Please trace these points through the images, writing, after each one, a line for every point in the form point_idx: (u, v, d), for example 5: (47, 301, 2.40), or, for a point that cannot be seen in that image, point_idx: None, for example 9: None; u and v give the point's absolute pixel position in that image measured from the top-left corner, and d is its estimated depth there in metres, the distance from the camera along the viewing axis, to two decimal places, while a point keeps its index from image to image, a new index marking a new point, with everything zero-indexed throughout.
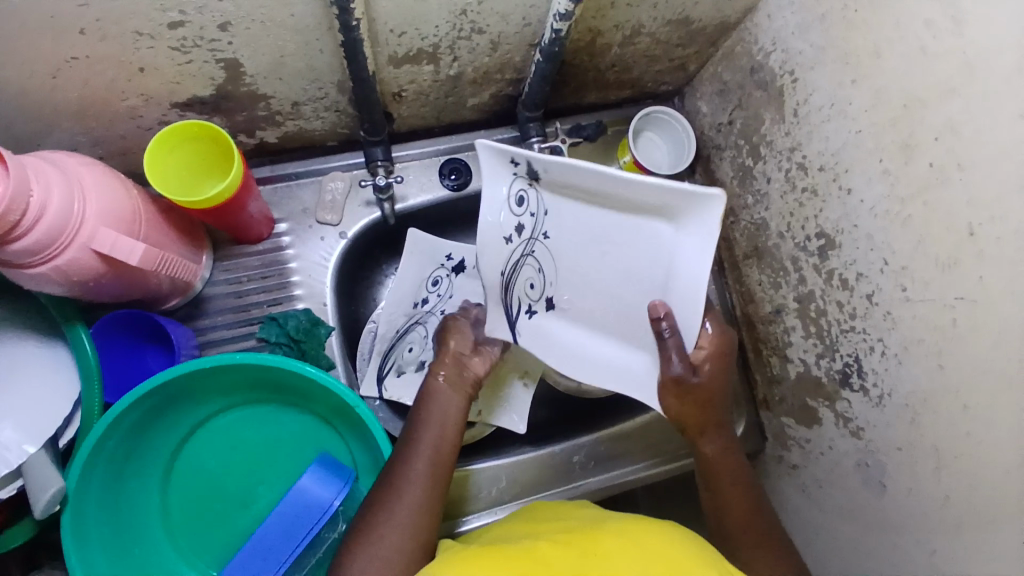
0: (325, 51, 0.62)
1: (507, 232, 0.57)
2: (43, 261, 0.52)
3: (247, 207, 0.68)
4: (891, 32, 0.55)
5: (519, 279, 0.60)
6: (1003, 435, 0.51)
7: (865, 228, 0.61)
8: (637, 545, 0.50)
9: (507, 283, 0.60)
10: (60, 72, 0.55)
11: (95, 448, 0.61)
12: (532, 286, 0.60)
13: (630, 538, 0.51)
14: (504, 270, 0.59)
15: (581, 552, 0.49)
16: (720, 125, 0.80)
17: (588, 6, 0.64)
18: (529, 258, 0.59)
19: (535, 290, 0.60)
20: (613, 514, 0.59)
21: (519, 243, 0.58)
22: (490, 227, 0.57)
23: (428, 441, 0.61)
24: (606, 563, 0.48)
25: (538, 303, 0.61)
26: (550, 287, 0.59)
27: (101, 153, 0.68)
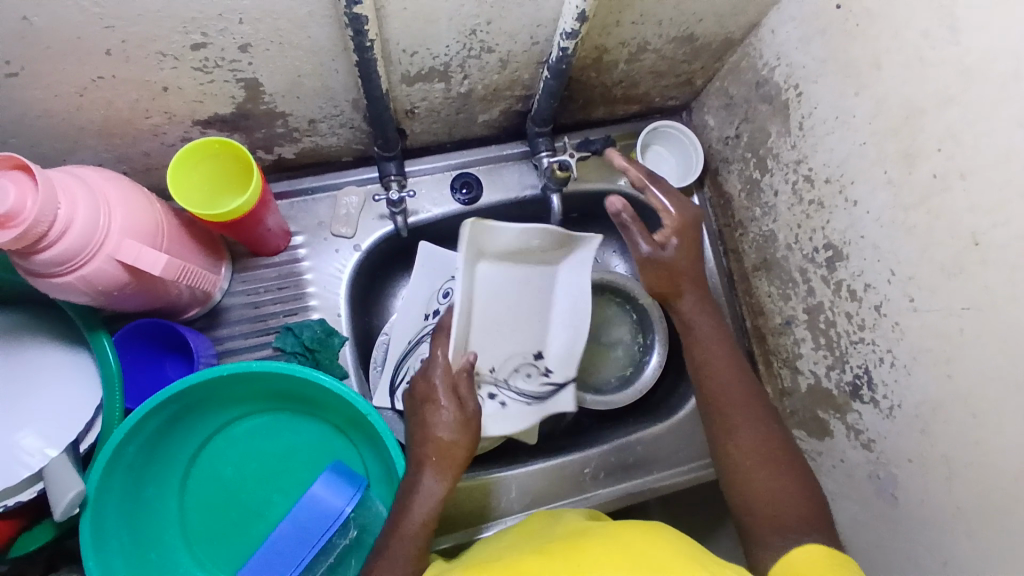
0: (340, 71, 0.64)
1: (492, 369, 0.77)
2: (70, 271, 0.54)
3: (265, 220, 0.71)
4: (891, 44, 0.55)
5: (519, 379, 0.79)
6: (1013, 444, 0.50)
7: (871, 238, 0.62)
8: (623, 552, 0.49)
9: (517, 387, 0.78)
10: (86, 91, 0.58)
11: (115, 453, 0.63)
12: (529, 376, 0.79)
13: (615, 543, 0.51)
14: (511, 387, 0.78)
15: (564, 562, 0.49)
16: (727, 138, 0.81)
17: (594, 24, 0.65)
18: (513, 378, 0.78)
19: (531, 374, 0.79)
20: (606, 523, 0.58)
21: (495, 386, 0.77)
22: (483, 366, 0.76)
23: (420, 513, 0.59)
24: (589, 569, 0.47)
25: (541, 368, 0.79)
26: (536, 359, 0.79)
27: (125, 169, 0.71)
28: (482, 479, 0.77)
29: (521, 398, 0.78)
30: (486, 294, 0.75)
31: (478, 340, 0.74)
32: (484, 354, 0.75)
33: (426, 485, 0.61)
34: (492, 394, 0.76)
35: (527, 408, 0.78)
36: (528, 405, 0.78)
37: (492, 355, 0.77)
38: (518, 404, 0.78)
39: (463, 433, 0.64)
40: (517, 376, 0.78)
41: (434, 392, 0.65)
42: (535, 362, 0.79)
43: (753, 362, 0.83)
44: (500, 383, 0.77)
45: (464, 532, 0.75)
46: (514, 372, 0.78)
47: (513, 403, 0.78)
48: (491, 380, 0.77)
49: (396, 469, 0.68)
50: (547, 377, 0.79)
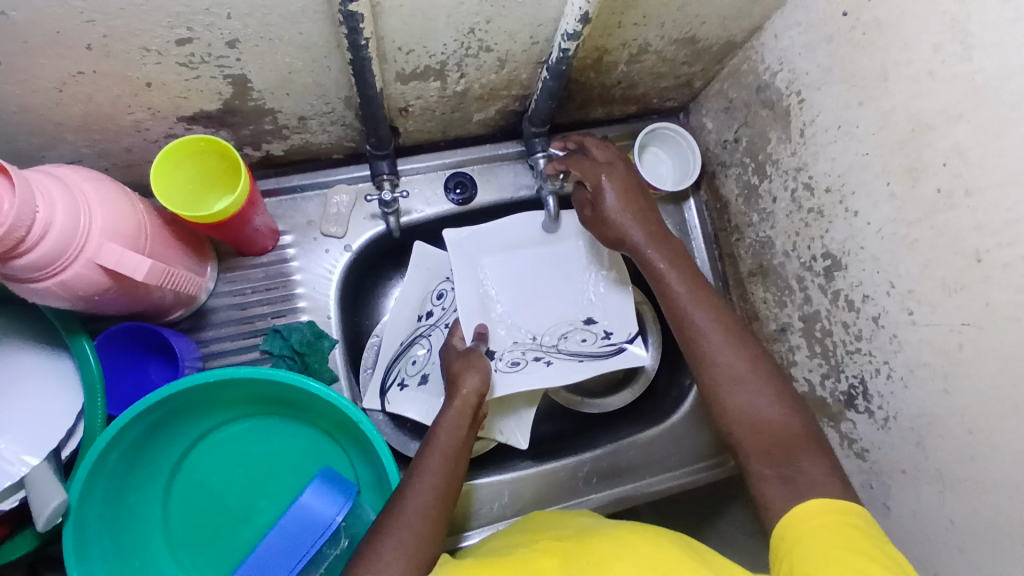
0: (333, 68, 0.62)
1: (530, 334, 0.78)
2: (48, 276, 0.52)
3: (253, 221, 0.68)
4: (899, 55, 0.55)
5: (573, 337, 0.78)
6: (1009, 461, 0.50)
7: (871, 250, 0.61)
8: (631, 551, 0.49)
9: (566, 347, 0.78)
10: (65, 87, 0.55)
11: (96, 463, 0.61)
12: (584, 338, 0.78)
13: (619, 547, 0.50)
14: (559, 349, 0.78)
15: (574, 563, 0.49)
16: (726, 142, 0.80)
17: (596, 26, 0.64)
18: (565, 338, 0.78)
19: (588, 338, 0.78)
20: (610, 522, 0.59)
21: (539, 343, 0.78)
22: (510, 338, 0.78)
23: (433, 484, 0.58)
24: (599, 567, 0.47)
25: (591, 327, 0.79)
26: (575, 321, 0.79)
27: (106, 165, 0.68)
28: (470, 484, 0.77)
29: (573, 358, 0.77)
30: (501, 276, 0.79)
31: (505, 315, 0.78)
32: (519, 324, 0.78)
33: (447, 423, 0.64)
34: (536, 357, 0.77)
35: (578, 365, 0.76)
36: (580, 361, 0.77)
37: (531, 324, 0.79)
38: (569, 364, 0.76)
39: (483, 384, 0.67)
40: (567, 341, 0.78)
41: (453, 363, 0.71)
42: (587, 326, 0.79)
43: None
44: (548, 348, 0.78)
45: (456, 536, 0.74)
46: (563, 337, 0.78)
47: (560, 362, 0.77)
48: (531, 344, 0.78)
49: (387, 478, 0.67)
50: (608, 338, 0.78)
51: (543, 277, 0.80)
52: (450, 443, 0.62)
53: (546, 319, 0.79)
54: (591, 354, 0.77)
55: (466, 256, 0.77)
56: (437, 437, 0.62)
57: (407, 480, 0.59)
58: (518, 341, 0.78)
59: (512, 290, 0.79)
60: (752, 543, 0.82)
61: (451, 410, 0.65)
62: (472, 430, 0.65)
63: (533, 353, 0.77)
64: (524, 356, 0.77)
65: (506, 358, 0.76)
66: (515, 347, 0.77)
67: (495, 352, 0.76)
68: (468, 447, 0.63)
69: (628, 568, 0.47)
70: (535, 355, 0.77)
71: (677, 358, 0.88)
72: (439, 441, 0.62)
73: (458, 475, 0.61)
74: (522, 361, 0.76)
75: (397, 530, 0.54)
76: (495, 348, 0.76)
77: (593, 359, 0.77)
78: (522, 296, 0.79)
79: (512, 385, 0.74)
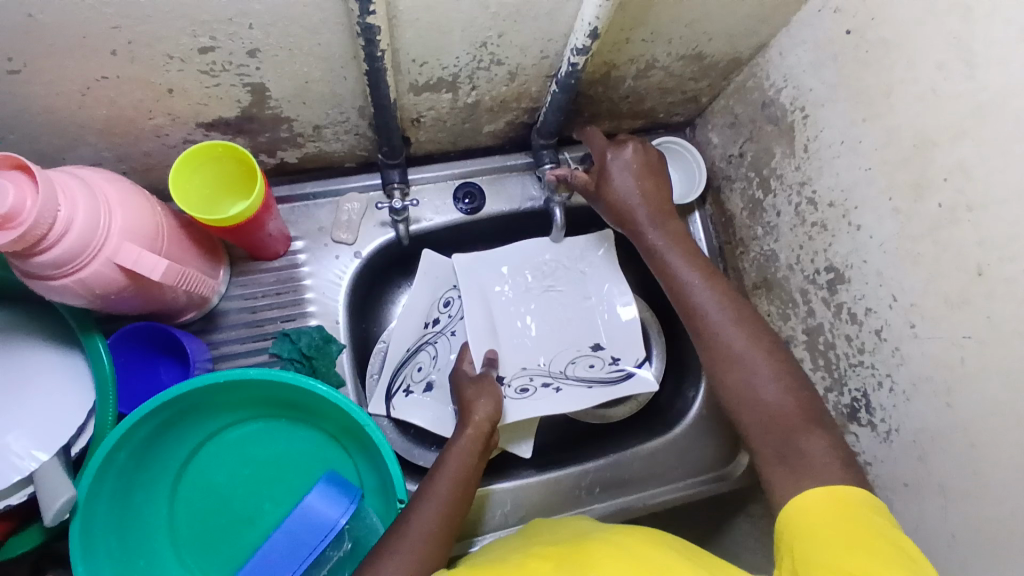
0: (348, 78, 0.64)
1: (539, 360, 0.80)
2: (68, 273, 0.53)
3: (266, 226, 0.70)
4: (901, 73, 0.56)
5: (583, 364, 0.80)
6: (1011, 474, 0.50)
7: (874, 264, 0.62)
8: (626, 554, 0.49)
9: (577, 373, 0.80)
10: (89, 90, 0.57)
11: (107, 459, 0.62)
12: (593, 365, 0.81)
13: (622, 550, 0.50)
14: (568, 376, 0.80)
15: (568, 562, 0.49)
16: (731, 157, 0.81)
17: (605, 41, 0.65)
18: (574, 364, 0.80)
19: (595, 365, 0.81)
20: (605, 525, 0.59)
21: (548, 369, 0.80)
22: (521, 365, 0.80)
23: (436, 506, 0.58)
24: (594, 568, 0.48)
25: (599, 354, 0.81)
26: (584, 348, 0.81)
27: (124, 168, 0.70)
28: (485, 489, 0.77)
29: (581, 384, 0.79)
30: (511, 303, 0.82)
31: (513, 341, 0.81)
32: (527, 350, 0.80)
33: (460, 446, 0.65)
34: (545, 383, 0.79)
35: (587, 391, 0.78)
36: (589, 388, 0.79)
37: (540, 350, 0.81)
38: (578, 390, 0.78)
39: (495, 412, 0.69)
40: (575, 367, 0.80)
41: (464, 390, 0.72)
42: (595, 353, 0.81)
43: None
44: (556, 375, 0.80)
45: (466, 542, 0.74)
46: (572, 363, 0.80)
47: (568, 389, 0.78)
48: (540, 370, 0.80)
49: (391, 482, 0.68)
50: (616, 364, 0.80)
51: (554, 301, 0.83)
52: (460, 464, 0.63)
53: (555, 346, 0.81)
54: (598, 380, 0.79)
55: (475, 280, 0.81)
56: (446, 462, 0.63)
57: (413, 503, 0.59)
58: (527, 367, 0.80)
59: (521, 314, 0.82)
60: (755, 557, 0.82)
61: (464, 434, 0.66)
62: (482, 458, 0.65)
63: (542, 379, 0.79)
64: (533, 383, 0.79)
65: (515, 384, 0.78)
66: (524, 373, 0.79)
67: (505, 378, 0.78)
68: (476, 475, 0.64)
69: (626, 569, 0.47)
70: (544, 381, 0.79)
71: (682, 369, 0.89)
72: (451, 463, 0.63)
73: (466, 495, 0.61)
74: (530, 388, 0.78)
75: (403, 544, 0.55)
76: (504, 374, 0.78)
77: (602, 385, 0.79)
78: (532, 320, 0.82)
79: (520, 412, 0.76)
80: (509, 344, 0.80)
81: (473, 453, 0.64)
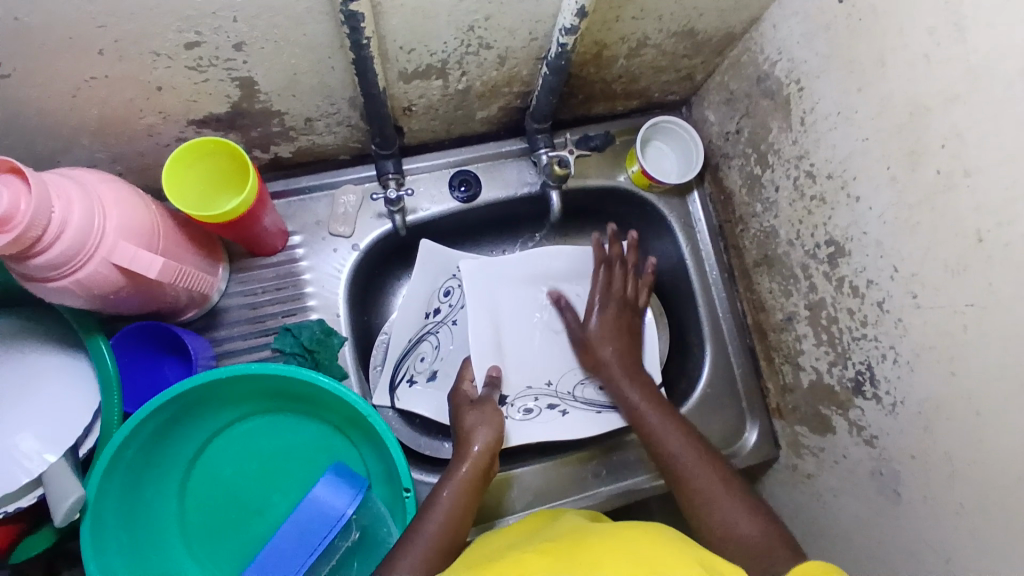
0: (336, 69, 0.64)
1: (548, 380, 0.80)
2: (65, 274, 0.54)
3: (263, 219, 0.70)
4: (895, 39, 0.55)
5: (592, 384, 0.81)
6: (1016, 442, 0.50)
7: (874, 235, 0.61)
8: (628, 550, 0.49)
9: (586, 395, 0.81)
10: (79, 91, 0.57)
11: (114, 458, 0.62)
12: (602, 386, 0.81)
13: (619, 543, 0.51)
14: (576, 398, 0.80)
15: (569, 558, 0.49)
16: (728, 134, 0.80)
17: (593, 20, 0.65)
18: (582, 383, 0.81)
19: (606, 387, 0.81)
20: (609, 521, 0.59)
21: (555, 389, 0.81)
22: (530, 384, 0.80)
23: (424, 542, 0.57)
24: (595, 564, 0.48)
25: None
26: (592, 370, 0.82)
27: (120, 169, 0.71)
28: (504, 474, 0.78)
29: (589, 407, 0.80)
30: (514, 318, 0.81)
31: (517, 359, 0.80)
32: (534, 368, 0.80)
33: (459, 481, 0.63)
34: (550, 405, 0.80)
35: (595, 417, 0.79)
36: (596, 413, 0.80)
37: (547, 369, 0.81)
38: (585, 414, 0.79)
39: (494, 440, 0.67)
40: (584, 388, 0.81)
41: (465, 415, 0.70)
42: None
43: (754, 359, 0.84)
44: (563, 396, 0.80)
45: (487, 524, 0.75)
46: (580, 387, 0.81)
47: (574, 413, 0.79)
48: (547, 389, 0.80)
49: (397, 472, 0.68)
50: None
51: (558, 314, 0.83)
52: (458, 500, 0.62)
53: (562, 365, 0.82)
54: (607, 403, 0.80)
55: (481, 290, 0.80)
56: (443, 497, 0.61)
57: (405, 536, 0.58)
58: (532, 386, 0.80)
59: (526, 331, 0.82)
60: None
61: (465, 468, 0.64)
62: (478, 494, 0.64)
63: (550, 399, 0.80)
64: (538, 404, 0.79)
65: (519, 405, 0.78)
66: (531, 392, 0.79)
67: (509, 398, 0.78)
68: (471, 513, 0.62)
69: (626, 566, 0.47)
70: (551, 402, 0.80)
71: (686, 350, 0.88)
72: (448, 498, 0.61)
73: (462, 532, 0.60)
74: (535, 408, 0.78)
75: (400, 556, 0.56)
76: (508, 394, 0.78)
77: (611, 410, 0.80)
78: (536, 334, 0.82)
79: (525, 434, 0.77)
80: (517, 364, 0.80)
81: (468, 490, 0.63)
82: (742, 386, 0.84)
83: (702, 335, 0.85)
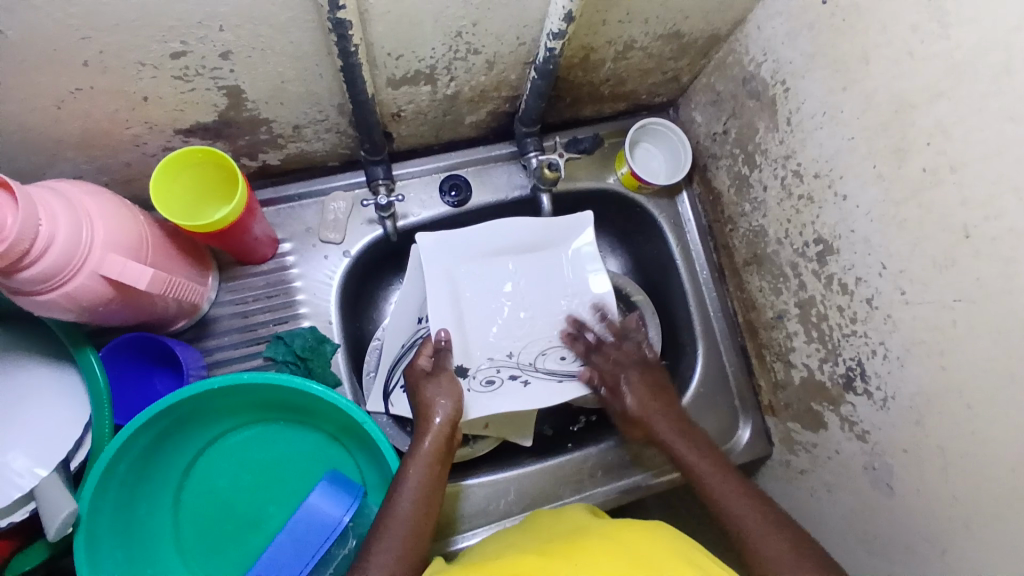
0: (324, 75, 0.63)
1: (507, 351, 0.75)
2: (52, 288, 0.53)
3: (252, 229, 0.69)
4: (878, 39, 0.56)
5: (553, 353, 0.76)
6: (1007, 434, 0.51)
7: (862, 232, 0.62)
8: (627, 553, 0.50)
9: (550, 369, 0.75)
10: (64, 103, 0.56)
11: (106, 472, 0.61)
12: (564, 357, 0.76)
13: (619, 545, 0.51)
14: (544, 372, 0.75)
15: (570, 558, 0.50)
16: (715, 134, 0.81)
17: (580, 24, 0.65)
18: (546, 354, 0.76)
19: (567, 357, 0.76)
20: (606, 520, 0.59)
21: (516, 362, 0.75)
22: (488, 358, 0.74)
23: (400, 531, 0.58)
24: (595, 565, 0.48)
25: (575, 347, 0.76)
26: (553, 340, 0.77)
27: (106, 180, 0.70)
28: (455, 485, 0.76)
29: (551, 377, 0.75)
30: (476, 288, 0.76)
31: (484, 326, 0.75)
32: (495, 343, 0.75)
33: (425, 455, 0.64)
34: (512, 375, 0.74)
35: (557, 386, 0.74)
36: (558, 382, 0.74)
37: (509, 342, 0.76)
38: (548, 384, 0.74)
39: (455, 412, 0.67)
40: (545, 359, 0.76)
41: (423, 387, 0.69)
42: (566, 344, 0.77)
43: (746, 356, 0.85)
44: (525, 367, 0.75)
45: (446, 541, 0.73)
46: (542, 355, 0.76)
47: (538, 382, 0.74)
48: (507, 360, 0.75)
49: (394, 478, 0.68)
50: (586, 359, 0.77)
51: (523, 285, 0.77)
52: (425, 474, 0.62)
53: (527, 336, 0.76)
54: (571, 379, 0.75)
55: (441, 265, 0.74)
56: (411, 473, 0.62)
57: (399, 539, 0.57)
58: (493, 357, 0.74)
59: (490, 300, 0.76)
60: None
61: (426, 442, 0.65)
62: (444, 465, 0.65)
63: (509, 369, 0.74)
64: (500, 375, 0.74)
65: (480, 376, 0.73)
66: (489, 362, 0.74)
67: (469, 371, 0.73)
68: (440, 487, 0.63)
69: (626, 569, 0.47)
70: (511, 374, 0.74)
71: (678, 350, 0.89)
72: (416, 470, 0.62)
73: (437, 502, 0.62)
74: (497, 379, 0.73)
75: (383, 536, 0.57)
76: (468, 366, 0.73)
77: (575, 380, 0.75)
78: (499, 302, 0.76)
79: (487, 407, 0.72)
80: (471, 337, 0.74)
81: (433, 462, 0.63)
82: (735, 384, 0.85)
83: (694, 335, 0.86)
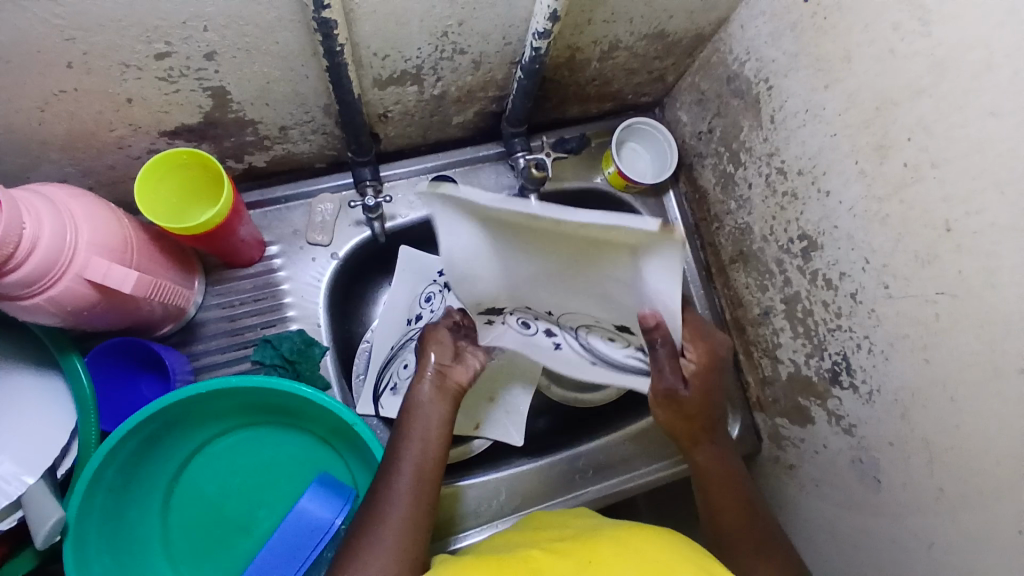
0: (310, 76, 0.63)
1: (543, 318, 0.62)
2: (36, 292, 0.52)
3: (238, 231, 0.69)
4: (860, 37, 0.57)
5: (597, 337, 0.60)
6: (991, 425, 0.51)
7: (845, 228, 0.63)
8: (632, 551, 0.50)
9: (591, 351, 0.61)
10: (48, 105, 0.55)
11: (94, 478, 0.61)
12: (612, 338, 0.61)
13: (626, 544, 0.51)
14: (591, 357, 0.61)
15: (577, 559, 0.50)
16: (701, 134, 0.82)
17: (566, 24, 0.65)
18: (586, 334, 0.61)
19: (616, 339, 0.61)
20: (608, 521, 0.59)
21: (560, 335, 0.62)
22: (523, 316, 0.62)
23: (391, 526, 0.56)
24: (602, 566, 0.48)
25: (627, 344, 0.61)
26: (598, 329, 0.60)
27: (90, 183, 0.69)
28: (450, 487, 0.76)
29: (584, 356, 0.61)
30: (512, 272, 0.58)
31: (524, 298, 0.58)
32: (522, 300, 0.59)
33: (423, 403, 0.63)
34: (548, 334, 0.62)
35: (589, 367, 0.60)
36: (593, 364, 0.61)
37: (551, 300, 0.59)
38: (579, 360, 0.61)
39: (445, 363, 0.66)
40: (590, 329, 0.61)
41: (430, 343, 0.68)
42: (618, 333, 0.59)
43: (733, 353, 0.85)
44: (565, 329, 0.62)
45: (443, 542, 0.73)
46: (587, 330, 0.60)
47: (568, 351, 0.62)
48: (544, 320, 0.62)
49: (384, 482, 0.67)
50: (641, 351, 0.62)
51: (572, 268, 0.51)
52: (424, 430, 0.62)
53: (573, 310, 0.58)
54: (616, 378, 0.61)
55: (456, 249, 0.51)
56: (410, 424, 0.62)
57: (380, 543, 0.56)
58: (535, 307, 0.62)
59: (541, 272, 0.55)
60: None
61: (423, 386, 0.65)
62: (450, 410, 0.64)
63: (544, 329, 0.63)
64: (536, 325, 0.63)
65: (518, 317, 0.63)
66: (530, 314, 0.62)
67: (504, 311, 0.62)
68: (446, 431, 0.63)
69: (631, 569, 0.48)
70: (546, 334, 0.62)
71: None
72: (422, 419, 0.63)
73: (436, 457, 0.61)
74: (534, 325, 0.63)
75: (383, 522, 0.56)
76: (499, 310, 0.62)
77: (618, 370, 0.62)
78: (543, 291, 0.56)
79: (493, 339, 0.64)
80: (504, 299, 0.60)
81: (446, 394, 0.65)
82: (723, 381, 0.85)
83: None
